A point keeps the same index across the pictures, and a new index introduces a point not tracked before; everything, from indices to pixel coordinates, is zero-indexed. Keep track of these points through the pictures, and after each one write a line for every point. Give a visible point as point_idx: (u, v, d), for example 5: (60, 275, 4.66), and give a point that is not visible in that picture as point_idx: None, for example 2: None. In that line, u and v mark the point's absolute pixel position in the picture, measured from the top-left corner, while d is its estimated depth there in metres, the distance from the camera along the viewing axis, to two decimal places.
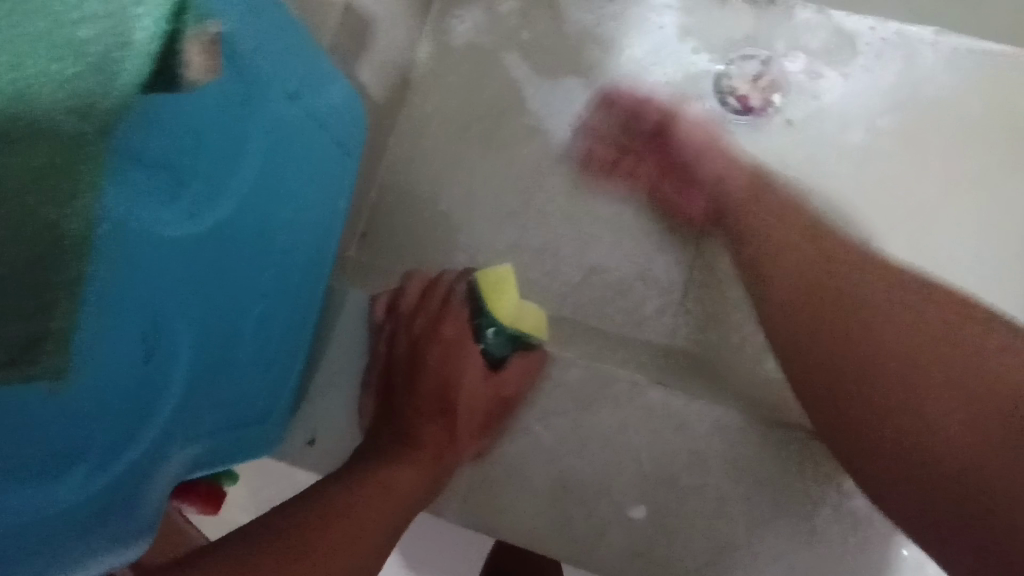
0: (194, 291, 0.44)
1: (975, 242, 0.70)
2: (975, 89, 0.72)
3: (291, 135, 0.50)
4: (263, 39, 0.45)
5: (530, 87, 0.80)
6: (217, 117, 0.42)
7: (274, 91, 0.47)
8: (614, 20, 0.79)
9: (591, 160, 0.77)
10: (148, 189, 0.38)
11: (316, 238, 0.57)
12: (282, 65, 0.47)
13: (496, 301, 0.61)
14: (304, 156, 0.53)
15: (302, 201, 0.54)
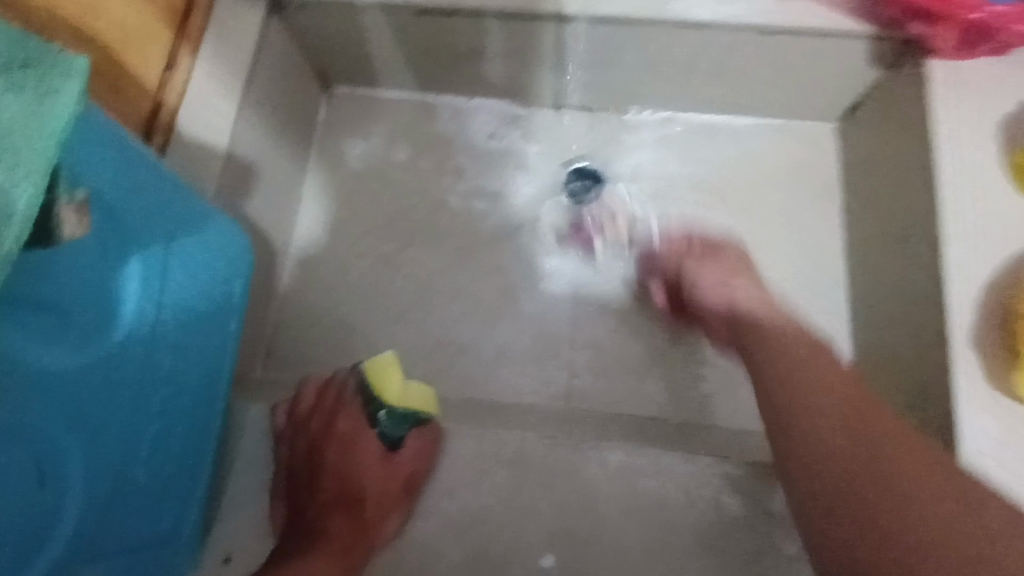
0: (84, 418, 0.50)
1: (788, 267, 0.86)
2: (758, 150, 0.90)
3: (168, 267, 0.56)
4: (127, 186, 0.53)
5: (406, 205, 0.91)
6: (96, 262, 0.50)
7: (151, 230, 0.55)
8: (475, 136, 0.93)
9: (470, 254, 0.88)
10: (27, 330, 0.46)
11: (211, 361, 0.60)
12: (152, 209, 0.55)
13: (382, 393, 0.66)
14: (187, 285, 0.58)
15: (200, 330, 0.59)
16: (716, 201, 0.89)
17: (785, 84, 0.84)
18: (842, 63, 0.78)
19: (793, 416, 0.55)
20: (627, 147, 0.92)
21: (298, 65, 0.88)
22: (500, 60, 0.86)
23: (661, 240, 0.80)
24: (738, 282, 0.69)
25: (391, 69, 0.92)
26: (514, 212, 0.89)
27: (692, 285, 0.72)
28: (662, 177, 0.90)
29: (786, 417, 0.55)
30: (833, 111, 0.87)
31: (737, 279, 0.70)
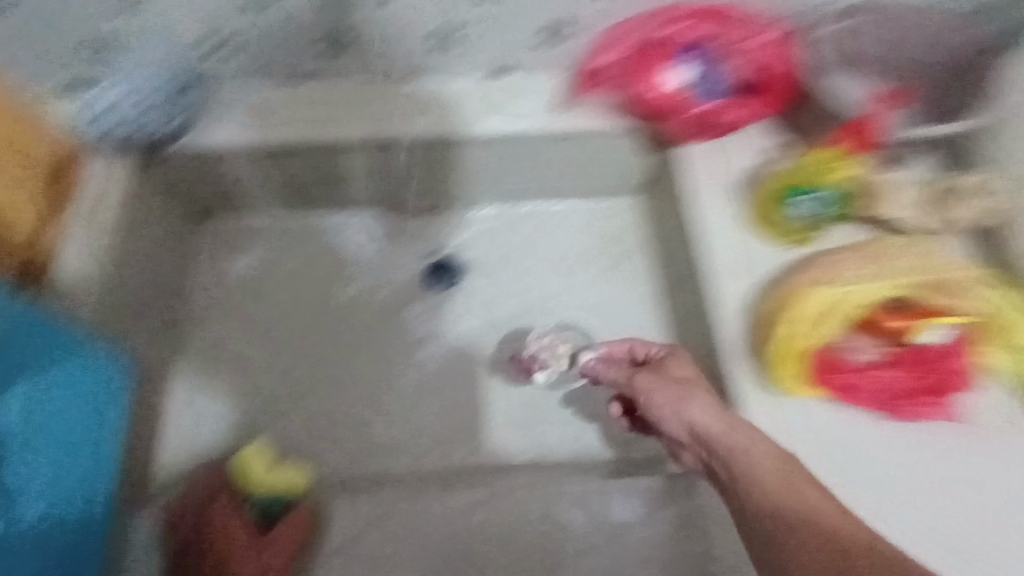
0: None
1: (611, 320, 1.04)
2: (580, 227, 1.09)
3: (42, 386, 0.69)
4: (37, 334, 0.71)
5: (284, 311, 1.03)
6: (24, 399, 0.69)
7: (39, 356, 0.70)
8: (343, 245, 1.07)
9: (343, 350, 1.01)
10: None
11: (96, 465, 0.71)
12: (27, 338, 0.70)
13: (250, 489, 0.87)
14: (60, 403, 0.70)
15: (77, 441, 0.71)
16: (549, 273, 1.06)
17: (588, 173, 1.03)
18: (623, 151, 0.98)
19: (772, 531, 0.62)
20: (475, 237, 1.08)
21: (173, 204, 0.99)
22: (353, 180, 1.01)
23: (662, 398, 0.72)
24: (685, 406, 0.70)
25: (261, 198, 1.04)
26: (378, 309, 1.03)
27: (725, 457, 0.67)
28: (505, 257, 1.07)
29: (781, 537, 0.61)
30: (633, 185, 1.07)
31: (690, 396, 0.71)
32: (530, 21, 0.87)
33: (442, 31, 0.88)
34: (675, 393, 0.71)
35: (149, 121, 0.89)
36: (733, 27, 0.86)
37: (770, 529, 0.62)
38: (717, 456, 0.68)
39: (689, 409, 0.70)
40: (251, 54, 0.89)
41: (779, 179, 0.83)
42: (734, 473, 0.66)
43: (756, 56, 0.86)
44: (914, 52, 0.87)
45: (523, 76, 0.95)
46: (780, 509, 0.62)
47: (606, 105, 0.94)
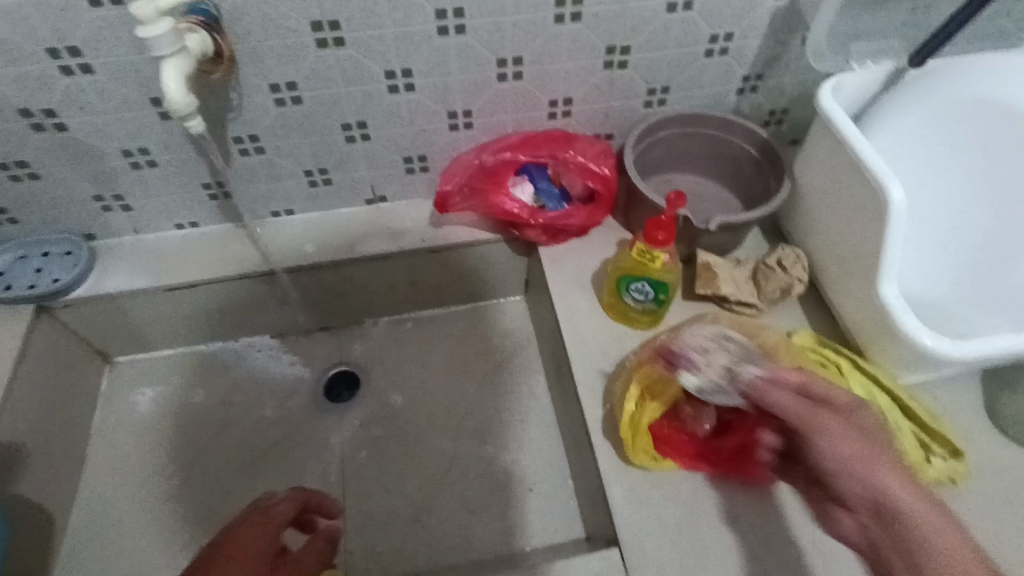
0: None
1: (508, 412, 1.09)
2: (473, 328, 1.17)
3: None
4: None
5: (189, 437, 1.05)
6: None
7: None
8: (249, 366, 1.11)
9: (248, 470, 1.02)
10: None
11: None
12: None
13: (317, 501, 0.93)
14: None
15: None
16: (446, 373, 1.12)
17: (473, 278, 1.13)
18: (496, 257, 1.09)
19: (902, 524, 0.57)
20: (375, 347, 1.14)
21: (77, 348, 1.04)
22: (251, 309, 1.07)
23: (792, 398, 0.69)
24: (830, 425, 0.65)
25: (165, 337, 1.09)
26: (283, 424, 1.06)
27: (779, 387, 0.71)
28: (404, 365, 1.13)
29: (900, 525, 0.57)
30: (516, 288, 1.17)
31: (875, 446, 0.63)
32: (395, 158, 1.00)
33: (318, 172, 0.99)
34: (852, 433, 0.64)
35: (54, 272, 0.98)
36: (562, 148, 0.99)
37: (905, 562, 0.56)
38: (836, 486, 0.64)
39: (838, 447, 0.64)
40: (146, 206, 0.99)
41: (615, 269, 0.91)
42: (883, 507, 0.59)
43: (585, 171, 0.99)
44: (725, 152, 1.02)
45: (395, 204, 1.07)
46: (902, 532, 0.57)
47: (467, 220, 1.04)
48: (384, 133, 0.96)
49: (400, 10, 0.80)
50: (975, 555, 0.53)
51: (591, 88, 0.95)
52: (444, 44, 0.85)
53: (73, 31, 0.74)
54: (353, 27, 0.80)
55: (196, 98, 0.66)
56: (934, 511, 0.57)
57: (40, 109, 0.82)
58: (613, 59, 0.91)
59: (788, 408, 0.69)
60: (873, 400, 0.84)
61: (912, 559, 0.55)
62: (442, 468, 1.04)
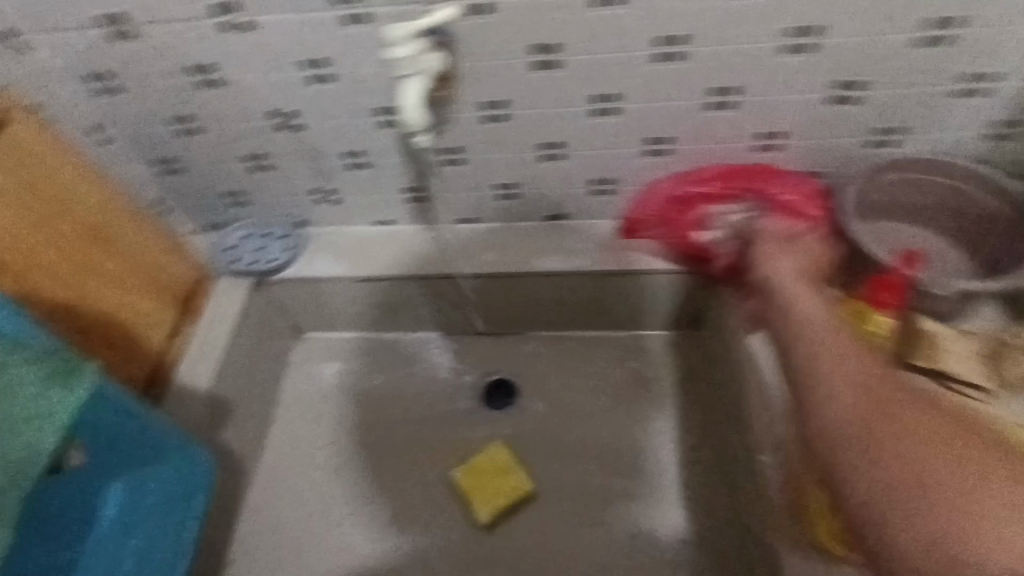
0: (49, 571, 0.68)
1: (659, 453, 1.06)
2: (633, 356, 1.14)
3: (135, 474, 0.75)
4: (151, 450, 0.78)
5: (357, 417, 1.13)
6: (152, 482, 0.77)
7: (146, 454, 0.77)
8: (416, 359, 1.18)
9: (407, 458, 1.09)
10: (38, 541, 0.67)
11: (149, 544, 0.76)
12: (156, 446, 0.79)
13: (500, 470, 1.03)
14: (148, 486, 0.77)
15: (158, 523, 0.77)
16: (600, 399, 1.11)
17: (641, 308, 1.10)
18: (670, 289, 1.04)
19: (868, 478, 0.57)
20: (535, 359, 1.15)
21: (276, 320, 1.16)
22: (427, 309, 1.14)
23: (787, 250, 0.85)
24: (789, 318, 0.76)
25: (349, 321, 1.18)
26: (440, 422, 1.11)
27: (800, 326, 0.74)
28: (561, 385, 1.13)
29: (861, 466, 0.58)
30: (685, 324, 1.11)
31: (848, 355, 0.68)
32: (584, 179, 1.00)
33: (507, 187, 1.02)
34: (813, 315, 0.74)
35: (272, 253, 1.10)
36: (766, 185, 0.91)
37: (869, 487, 0.57)
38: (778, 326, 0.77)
39: (781, 273, 0.82)
40: (352, 204, 1.08)
41: None
42: (810, 379, 0.67)
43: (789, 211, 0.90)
44: (960, 206, 0.89)
45: (574, 224, 1.07)
46: (915, 489, 0.54)
47: (653, 249, 1.02)
48: (578, 154, 0.96)
49: (621, 36, 0.79)
50: (942, 441, 0.56)
51: (806, 122, 0.87)
52: (658, 71, 0.83)
53: (328, 46, 0.83)
54: (572, 51, 0.81)
55: (430, 117, 0.72)
56: (848, 367, 0.66)
57: (287, 112, 0.93)
58: (839, 93, 0.83)
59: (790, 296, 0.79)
60: None
61: (824, 413, 0.64)
62: (590, 497, 1.02)
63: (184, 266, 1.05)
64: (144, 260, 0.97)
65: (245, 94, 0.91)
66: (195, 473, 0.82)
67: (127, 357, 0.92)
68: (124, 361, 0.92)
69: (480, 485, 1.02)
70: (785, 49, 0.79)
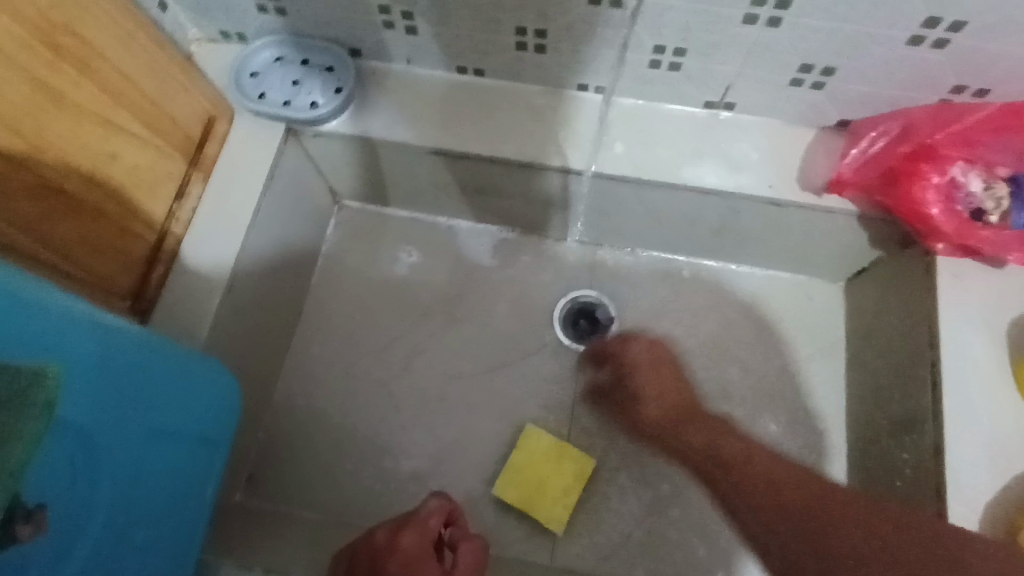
0: (103, 541, 0.49)
1: (786, 424, 0.84)
2: (765, 299, 0.89)
3: (152, 404, 0.53)
4: (169, 378, 0.55)
5: (409, 320, 0.91)
6: (177, 413, 0.56)
7: (167, 381, 0.54)
8: (487, 257, 0.93)
9: (466, 378, 0.88)
10: (55, 529, 0.44)
11: (182, 489, 0.58)
12: (170, 377, 0.55)
13: (550, 454, 0.81)
14: (171, 428, 0.55)
15: (186, 460, 0.58)
16: (716, 346, 0.88)
17: (798, 248, 0.83)
18: (854, 237, 0.77)
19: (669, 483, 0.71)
20: (635, 283, 0.91)
21: (311, 183, 0.88)
22: (514, 198, 0.86)
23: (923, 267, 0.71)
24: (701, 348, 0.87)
25: (406, 196, 0.91)
26: (513, 343, 0.89)
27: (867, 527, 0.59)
28: (667, 324, 0.89)
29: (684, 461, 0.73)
30: (841, 273, 0.86)
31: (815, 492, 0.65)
32: (791, 61, 0.67)
33: (672, 52, 0.69)
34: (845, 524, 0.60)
35: (312, 91, 0.78)
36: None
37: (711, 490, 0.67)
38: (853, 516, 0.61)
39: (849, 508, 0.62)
40: (436, 40, 0.75)
41: None
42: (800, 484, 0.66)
43: None
44: None
45: (746, 121, 0.76)
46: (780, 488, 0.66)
47: (857, 212, 0.73)
48: (804, 22, 0.62)
49: None
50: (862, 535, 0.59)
51: None
52: None
53: None
54: None
55: None
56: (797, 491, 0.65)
57: None
58: None
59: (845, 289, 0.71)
60: None
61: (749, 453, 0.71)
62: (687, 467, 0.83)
63: (194, 95, 0.72)
64: (137, 82, 0.64)
65: None
66: (218, 393, 0.61)
67: (122, 227, 0.64)
68: (112, 233, 0.63)
69: (531, 491, 0.80)
70: None
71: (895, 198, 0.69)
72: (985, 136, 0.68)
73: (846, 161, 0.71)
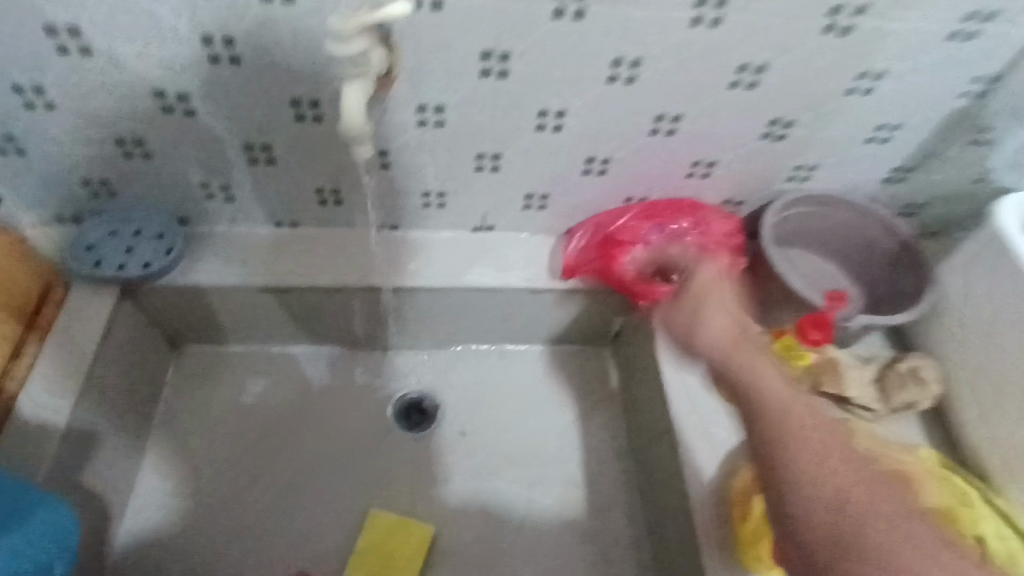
0: None
1: (589, 465, 1.03)
2: (558, 368, 1.11)
3: None
4: None
5: (253, 442, 1.00)
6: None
7: None
8: (324, 373, 1.07)
9: (311, 485, 0.97)
10: None
11: None
12: None
13: (395, 528, 0.94)
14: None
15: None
16: (525, 414, 1.06)
17: (567, 322, 1.07)
18: (597, 309, 1.04)
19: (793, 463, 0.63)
20: (455, 373, 1.09)
21: (152, 332, 0.99)
22: (338, 318, 1.02)
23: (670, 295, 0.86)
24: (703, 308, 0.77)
25: (243, 331, 1.04)
26: (353, 444, 1.01)
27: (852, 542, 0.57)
28: (484, 402, 1.06)
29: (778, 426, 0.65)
30: (606, 337, 1.11)
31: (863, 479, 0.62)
32: (517, 191, 0.94)
33: (435, 194, 0.94)
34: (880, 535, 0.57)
35: (145, 255, 0.91)
36: (675, 214, 0.94)
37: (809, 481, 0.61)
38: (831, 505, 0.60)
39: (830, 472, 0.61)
40: (253, 203, 0.94)
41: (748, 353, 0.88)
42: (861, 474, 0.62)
43: (693, 237, 0.95)
44: (861, 241, 0.97)
45: (505, 235, 1.02)
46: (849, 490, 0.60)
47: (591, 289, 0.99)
48: (513, 167, 0.90)
49: (578, 51, 0.74)
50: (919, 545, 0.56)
51: (735, 156, 0.89)
52: (609, 92, 0.79)
53: (237, 22, 0.70)
54: (522, 60, 0.75)
55: (372, 126, 0.64)
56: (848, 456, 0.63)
57: (174, 92, 0.77)
58: (770, 132, 0.85)
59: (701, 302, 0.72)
60: (1005, 542, 0.75)
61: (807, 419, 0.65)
62: (511, 521, 0.97)
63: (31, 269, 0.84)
64: None
65: (121, 67, 0.74)
66: (53, 522, 0.65)
67: None
68: None
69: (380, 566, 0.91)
70: (731, 84, 0.78)
71: (594, 275, 0.98)
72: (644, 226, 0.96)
73: (562, 254, 1.00)
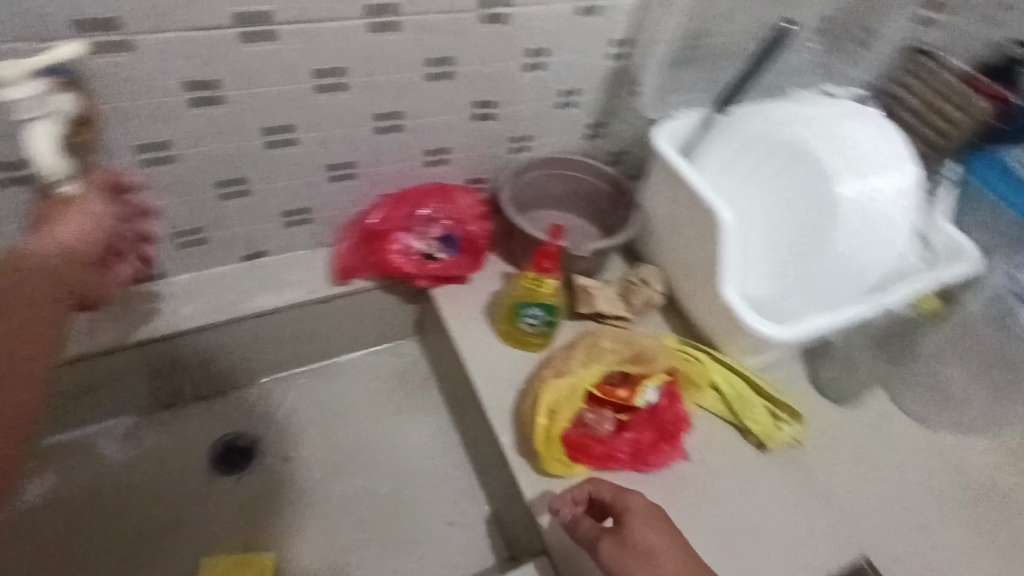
0: None
1: (421, 446, 1.08)
2: (371, 370, 1.16)
3: None
4: None
5: (54, 538, 0.93)
6: None
7: None
8: (125, 446, 1.02)
9: (131, 559, 0.93)
10: None
11: None
12: None
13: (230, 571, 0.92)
14: None
15: None
16: (346, 421, 1.09)
17: (366, 324, 1.13)
18: (389, 303, 1.11)
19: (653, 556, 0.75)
20: (268, 403, 1.10)
21: None
22: (122, 384, 0.98)
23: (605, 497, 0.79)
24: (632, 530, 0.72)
25: None
26: (170, 505, 0.98)
27: None
28: (303, 423, 1.08)
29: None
30: (409, 329, 1.19)
31: None
32: (273, 212, 0.99)
33: (190, 232, 0.96)
34: None
35: None
36: (425, 197, 1.06)
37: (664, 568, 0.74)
38: None
39: None
40: None
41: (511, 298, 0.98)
42: None
43: (447, 212, 1.06)
44: (583, 189, 1.15)
45: (279, 258, 1.06)
46: None
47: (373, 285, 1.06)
48: (260, 189, 0.95)
49: (279, 69, 0.82)
50: None
51: (460, 138, 1.02)
52: (323, 101, 0.88)
53: None
54: (228, 85, 0.81)
55: (71, 163, 0.67)
56: None
57: None
58: (480, 111, 1.00)
59: (648, 548, 0.70)
60: (731, 384, 0.97)
61: None
62: (353, 521, 0.99)
63: None
64: None
65: None
66: None
67: None
68: None
69: None
70: (429, 76, 0.91)
71: (371, 268, 1.06)
72: (399, 213, 1.05)
73: (336, 258, 1.06)
